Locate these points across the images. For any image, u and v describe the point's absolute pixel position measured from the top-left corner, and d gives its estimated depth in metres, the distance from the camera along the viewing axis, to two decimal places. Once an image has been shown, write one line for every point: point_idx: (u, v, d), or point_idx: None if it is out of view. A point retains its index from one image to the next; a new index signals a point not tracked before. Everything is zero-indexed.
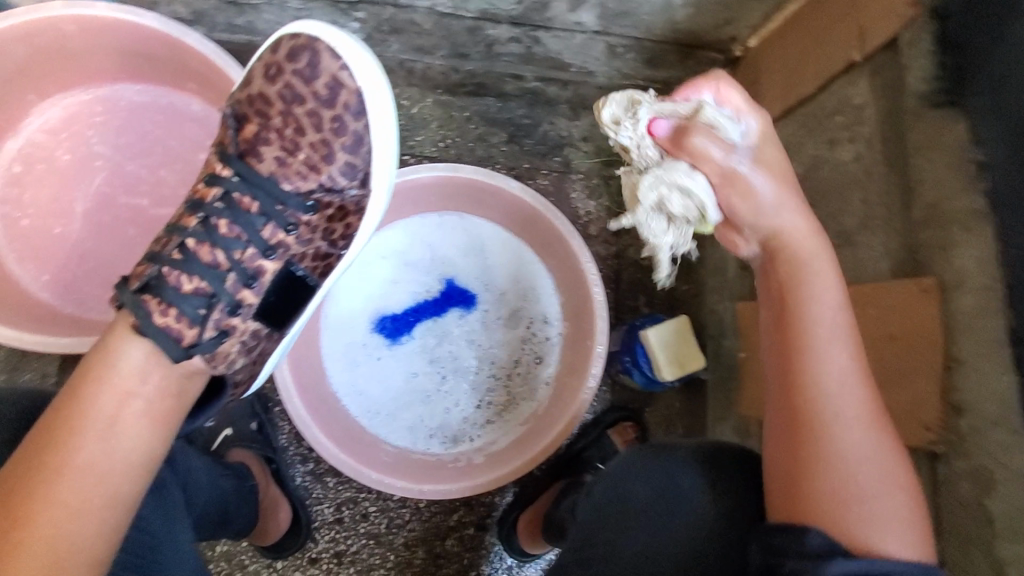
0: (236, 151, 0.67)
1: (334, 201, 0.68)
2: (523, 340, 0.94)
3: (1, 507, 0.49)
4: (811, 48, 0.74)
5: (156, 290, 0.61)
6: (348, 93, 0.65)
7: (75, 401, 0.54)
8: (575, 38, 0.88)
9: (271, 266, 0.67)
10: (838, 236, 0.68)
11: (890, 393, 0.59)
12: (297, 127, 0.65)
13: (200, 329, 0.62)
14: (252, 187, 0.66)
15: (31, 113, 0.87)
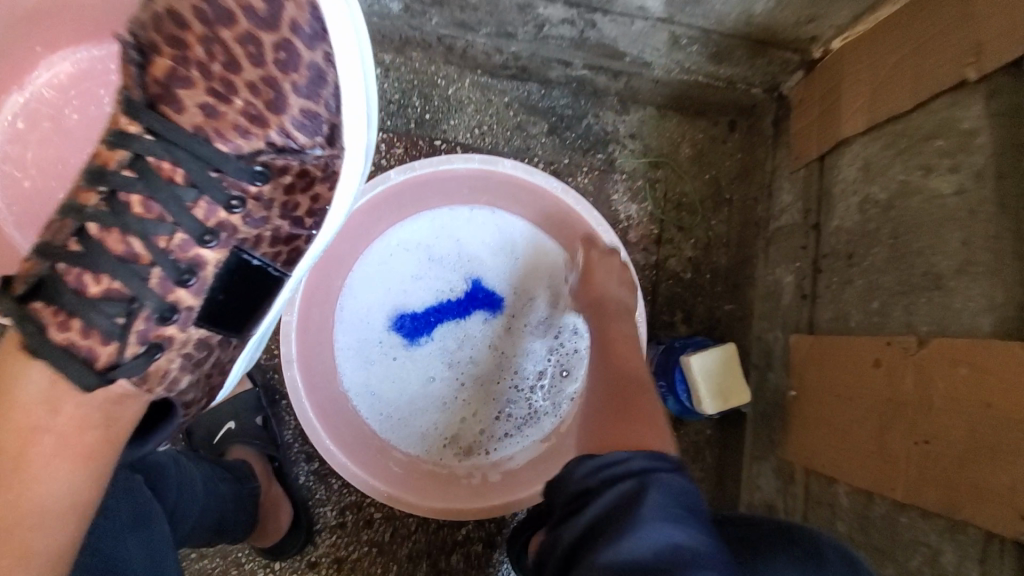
0: (144, 98, 0.54)
1: (291, 164, 0.58)
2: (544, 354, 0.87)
3: None
4: (913, 57, 0.64)
5: (51, 295, 0.54)
6: (295, 8, 0.52)
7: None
8: (636, 25, 0.78)
9: (211, 256, 0.58)
10: (928, 277, 0.59)
11: (986, 471, 0.50)
12: (230, 60, 0.53)
13: (120, 346, 0.56)
14: (169, 147, 0.55)
15: (39, 66, 0.79)
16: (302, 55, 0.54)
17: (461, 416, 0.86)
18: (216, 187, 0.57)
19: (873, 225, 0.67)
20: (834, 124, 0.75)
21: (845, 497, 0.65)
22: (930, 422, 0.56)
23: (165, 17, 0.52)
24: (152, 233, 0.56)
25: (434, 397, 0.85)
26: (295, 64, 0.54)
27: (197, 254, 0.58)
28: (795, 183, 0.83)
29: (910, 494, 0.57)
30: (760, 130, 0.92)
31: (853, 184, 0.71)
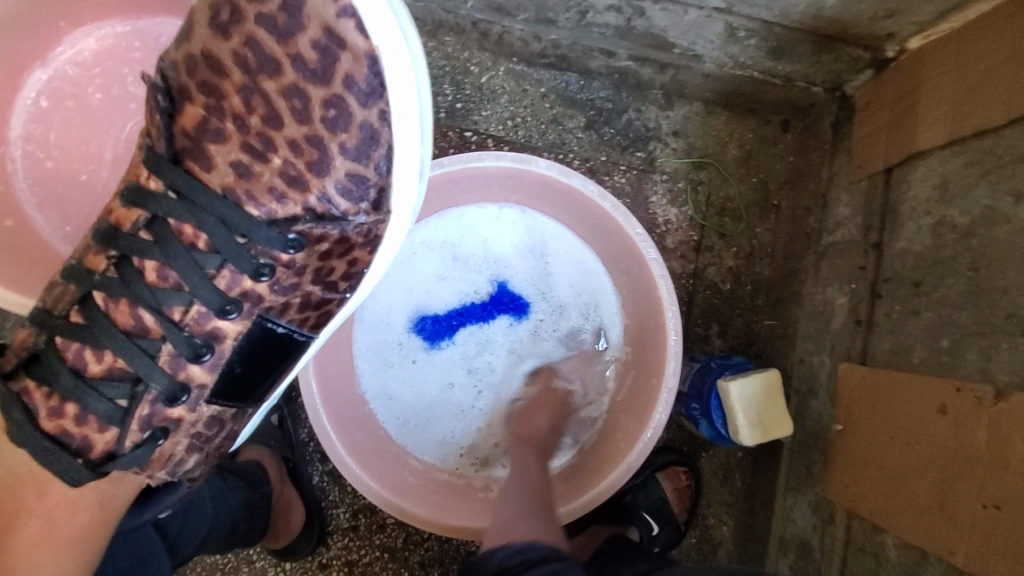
0: (170, 152, 0.52)
1: (330, 233, 0.54)
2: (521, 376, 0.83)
3: None
4: (1008, 64, 0.56)
5: (52, 375, 0.53)
6: (351, 59, 0.48)
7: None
8: (688, 14, 0.71)
9: (231, 329, 0.56)
10: (1012, 320, 0.52)
11: None
12: (271, 114, 0.50)
13: (118, 433, 0.54)
14: (193, 209, 0.52)
15: (64, 42, 0.77)
16: (353, 114, 0.50)
17: (478, 427, 0.82)
18: (243, 256, 0.54)
19: (947, 251, 0.60)
20: (907, 133, 0.67)
21: (894, 551, 0.59)
22: (1002, 483, 0.50)
23: (199, 59, 0.49)
24: (169, 304, 0.55)
25: (452, 404, 0.82)
26: (346, 123, 0.50)
27: (214, 328, 0.56)
28: (854, 195, 0.75)
29: (973, 560, 0.50)
30: (816, 132, 0.84)
31: (926, 203, 0.64)
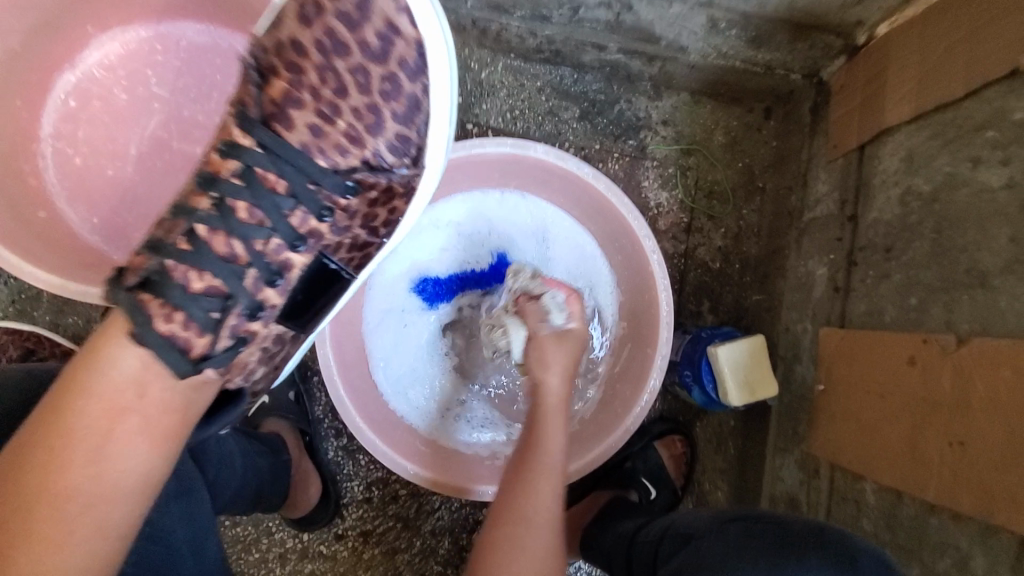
0: (259, 114, 0.55)
1: (380, 181, 0.59)
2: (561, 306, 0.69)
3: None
4: (965, 44, 0.61)
5: (158, 288, 0.51)
6: (405, 45, 0.56)
7: (39, 437, 0.46)
8: (674, 8, 0.76)
9: (300, 260, 0.58)
10: (972, 274, 0.57)
11: (1019, 472, 0.48)
12: (339, 86, 0.55)
13: (213, 339, 0.53)
14: (276, 160, 0.55)
15: (89, 46, 0.82)
16: (404, 86, 0.56)
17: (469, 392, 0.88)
18: (311, 197, 0.57)
19: (914, 217, 0.65)
20: (878, 112, 0.72)
21: (872, 495, 0.64)
22: (965, 422, 0.54)
23: (287, 45, 0.55)
24: (250, 236, 0.55)
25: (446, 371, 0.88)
26: (397, 93, 0.56)
27: (287, 258, 0.57)
28: (833, 172, 0.81)
29: (942, 495, 0.54)
30: (797, 117, 0.90)
31: (894, 175, 0.69)
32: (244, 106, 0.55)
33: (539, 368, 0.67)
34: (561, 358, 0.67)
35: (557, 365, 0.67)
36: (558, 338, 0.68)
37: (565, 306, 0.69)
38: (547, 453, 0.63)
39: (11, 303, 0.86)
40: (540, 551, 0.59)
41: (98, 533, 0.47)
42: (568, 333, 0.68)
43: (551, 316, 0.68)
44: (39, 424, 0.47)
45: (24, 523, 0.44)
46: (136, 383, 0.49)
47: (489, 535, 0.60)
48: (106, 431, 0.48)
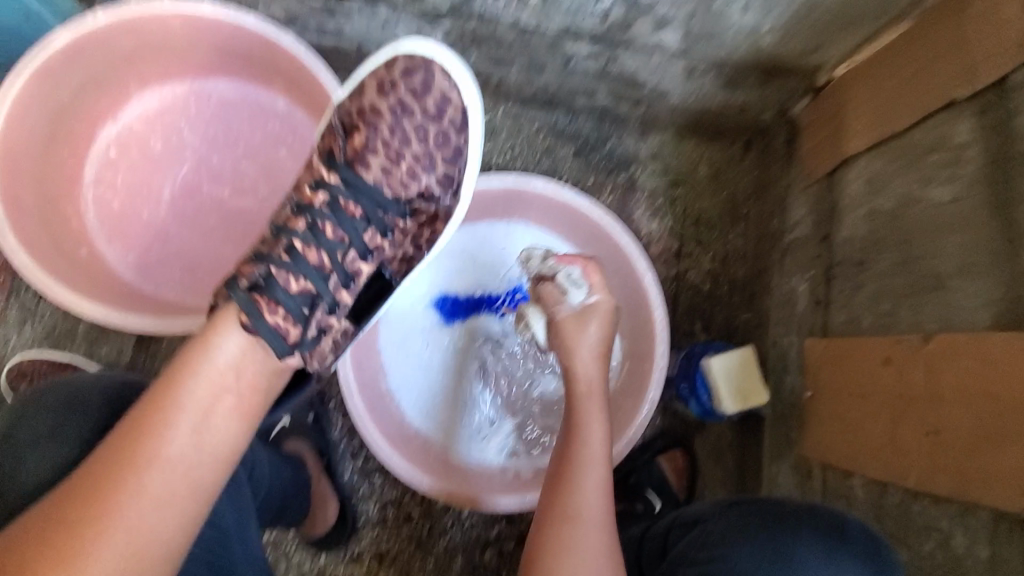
0: (343, 159, 0.66)
1: (429, 209, 0.70)
2: (578, 281, 0.72)
3: (97, 486, 0.47)
4: (909, 81, 0.70)
5: (268, 290, 0.59)
6: (455, 109, 0.67)
7: (154, 404, 0.51)
8: (654, 58, 0.86)
9: (368, 268, 0.67)
10: (931, 279, 0.63)
11: (984, 452, 0.53)
12: (403, 138, 0.66)
13: (304, 329, 0.60)
14: (355, 191, 0.65)
15: (131, 101, 0.91)
16: (452, 139, 0.67)
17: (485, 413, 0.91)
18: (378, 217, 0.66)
19: (879, 233, 0.72)
20: (841, 142, 0.81)
21: (861, 490, 0.68)
22: (937, 412, 0.58)
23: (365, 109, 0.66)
24: (333, 249, 0.64)
25: (463, 392, 0.92)
26: (446, 145, 0.67)
27: (359, 266, 0.66)
28: (806, 198, 0.89)
29: (922, 482, 0.58)
30: (773, 150, 0.99)
31: (859, 197, 0.77)
32: (332, 152, 0.66)
33: (569, 357, 0.70)
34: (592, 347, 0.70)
35: (589, 355, 0.70)
36: (581, 316, 0.71)
37: (580, 279, 0.71)
38: (588, 443, 0.64)
39: (47, 337, 0.91)
40: (595, 541, 0.58)
41: (190, 500, 0.50)
42: (591, 308, 0.71)
43: (569, 292, 0.71)
44: (156, 393, 0.52)
45: (131, 480, 0.48)
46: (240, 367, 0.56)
47: (544, 539, 0.59)
48: (211, 405, 0.53)
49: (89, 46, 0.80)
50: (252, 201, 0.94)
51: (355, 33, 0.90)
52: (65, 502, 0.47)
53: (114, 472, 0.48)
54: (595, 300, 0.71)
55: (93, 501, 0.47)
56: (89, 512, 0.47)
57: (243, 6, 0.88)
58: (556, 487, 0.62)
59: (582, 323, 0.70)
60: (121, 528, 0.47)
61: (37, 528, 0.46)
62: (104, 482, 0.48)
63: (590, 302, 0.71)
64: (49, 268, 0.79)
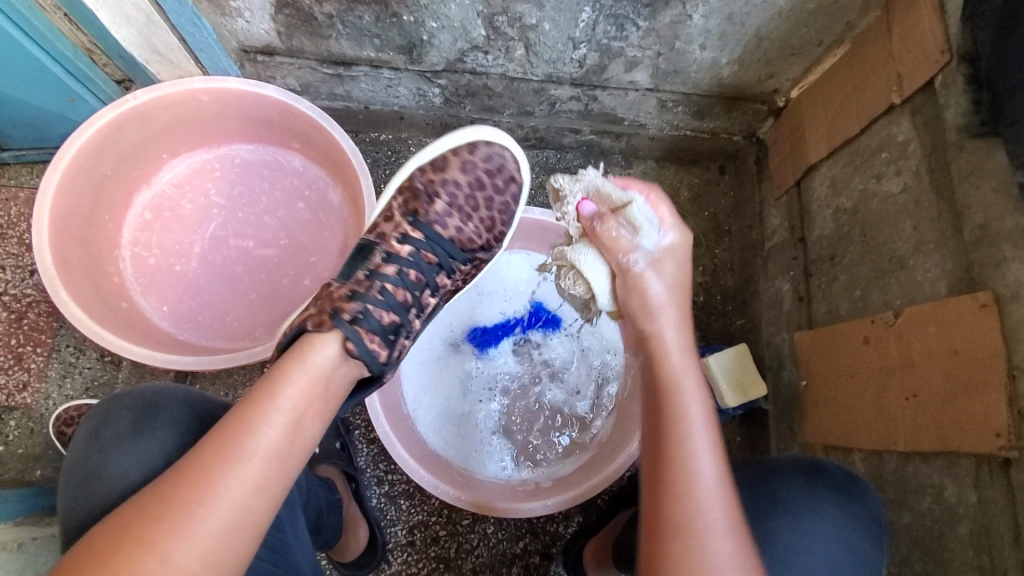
0: (423, 216, 0.75)
1: (484, 259, 0.80)
2: (651, 221, 0.65)
3: (200, 466, 0.54)
4: (853, 94, 0.80)
5: (368, 323, 0.65)
6: (515, 184, 0.79)
7: (249, 402, 0.58)
8: (630, 95, 0.97)
9: (434, 302, 0.76)
10: (894, 261, 0.71)
11: (957, 404, 0.59)
12: (472, 206, 0.77)
13: (390, 352, 0.68)
14: (433, 243, 0.74)
15: (163, 169, 1.01)
16: (512, 205, 0.79)
17: (490, 428, 0.96)
18: (446, 261, 0.75)
19: (845, 228, 0.80)
20: (804, 153, 0.90)
21: (861, 463, 0.73)
22: (912, 377, 0.65)
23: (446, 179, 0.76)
24: (411, 288, 0.72)
25: (470, 412, 0.96)
26: (506, 209, 0.79)
27: (429, 300, 0.74)
28: (781, 208, 0.97)
29: (910, 442, 0.65)
30: (747, 169, 1.08)
31: (825, 200, 0.85)
32: (415, 212, 0.75)
33: (651, 324, 0.65)
34: (676, 318, 0.65)
35: (671, 325, 0.65)
36: (657, 260, 0.66)
37: (654, 219, 0.65)
38: (692, 433, 0.60)
39: (86, 389, 0.98)
40: (717, 543, 0.55)
41: (270, 491, 0.56)
42: (666, 249, 0.66)
43: (641, 235, 0.65)
44: (253, 392, 0.59)
45: (223, 469, 0.54)
46: (327, 373, 0.61)
47: (660, 543, 0.56)
48: (297, 406, 0.58)
49: (126, 123, 0.90)
50: (275, 250, 1.03)
51: (362, 94, 1.01)
52: (170, 481, 0.54)
53: (210, 460, 0.54)
54: (667, 242, 0.66)
55: (191, 483, 0.53)
56: (187, 492, 0.53)
57: (262, 79, 0.99)
58: (661, 492, 0.58)
59: (656, 270, 0.66)
60: (212, 509, 0.53)
61: (145, 501, 0.53)
62: (200, 467, 0.54)
63: (665, 243, 0.66)
64: (97, 320, 0.86)
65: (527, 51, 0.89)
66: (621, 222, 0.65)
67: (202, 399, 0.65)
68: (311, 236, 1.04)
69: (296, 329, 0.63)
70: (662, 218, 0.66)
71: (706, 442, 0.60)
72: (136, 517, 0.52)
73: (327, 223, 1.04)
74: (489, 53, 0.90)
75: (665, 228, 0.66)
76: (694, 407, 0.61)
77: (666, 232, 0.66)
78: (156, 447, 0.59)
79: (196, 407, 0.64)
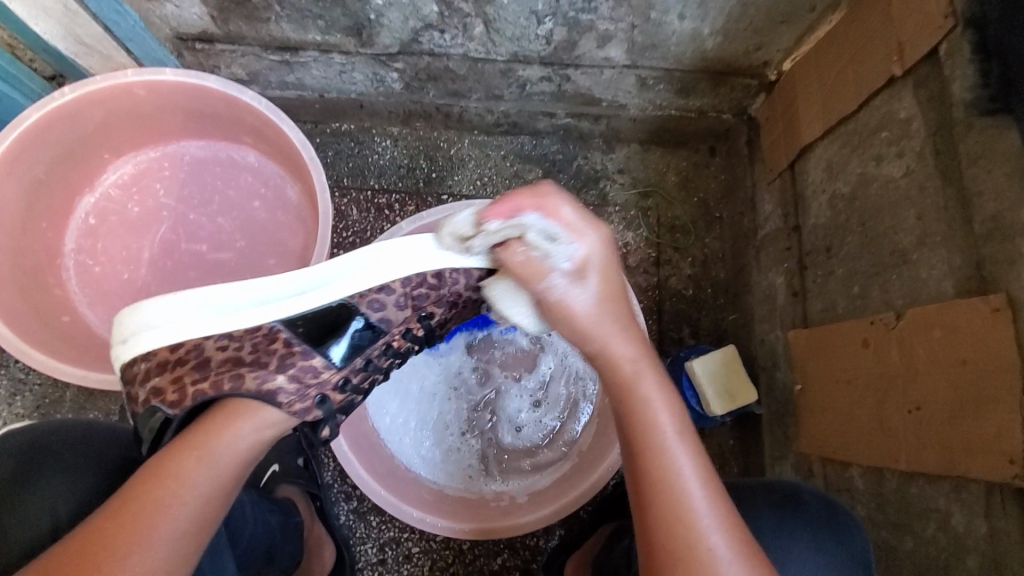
0: (430, 313, 0.66)
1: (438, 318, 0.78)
2: (552, 234, 0.55)
3: (113, 521, 0.50)
4: (850, 65, 0.71)
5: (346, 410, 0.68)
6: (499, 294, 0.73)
7: (163, 466, 0.53)
8: (605, 74, 0.88)
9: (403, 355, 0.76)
10: (896, 255, 0.63)
11: (966, 423, 0.52)
12: (465, 307, 0.69)
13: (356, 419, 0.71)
14: (427, 339, 0.69)
15: (106, 170, 0.94)
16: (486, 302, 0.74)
17: (459, 430, 0.90)
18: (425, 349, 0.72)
19: (843, 217, 0.72)
20: (797, 133, 0.81)
21: (860, 480, 0.67)
22: (917, 388, 0.58)
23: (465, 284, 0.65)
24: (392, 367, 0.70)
25: (439, 415, 0.90)
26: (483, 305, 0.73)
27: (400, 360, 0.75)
28: (773, 192, 0.89)
29: (912, 460, 0.58)
30: (738, 150, 0.99)
31: (821, 184, 0.77)
32: (429, 308, 0.66)
33: (592, 340, 0.57)
34: (618, 325, 0.57)
35: (616, 335, 0.57)
36: (577, 276, 0.56)
37: (557, 232, 0.54)
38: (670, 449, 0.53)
39: (37, 408, 0.92)
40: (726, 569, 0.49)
41: (181, 565, 0.52)
42: (583, 263, 0.56)
43: (550, 257, 0.55)
44: (166, 455, 0.54)
45: (128, 542, 0.50)
46: (255, 441, 0.58)
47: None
48: (218, 474, 0.55)
49: (56, 124, 0.83)
50: (230, 253, 0.96)
51: (315, 82, 0.93)
52: (57, 557, 0.49)
53: (112, 532, 0.50)
54: (587, 249, 0.56)
55: (84, 558, 0.49)
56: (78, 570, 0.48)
57: (204, 69, 0.92)
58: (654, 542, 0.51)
59: (580, 288, 0.56)
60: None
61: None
62: (105, 537, 0.50)
63: (584, 252, 0.56)
64: (28, 338, 0.80)
65: (487, 28, 0.80)
66: (524, 243, 0.56)
67: (103, 432, 0.63)
68: (269, 238, 0.96)
69: (258, 394, 0.59)
70: (567, 226, 0.55)
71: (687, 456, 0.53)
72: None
73: (286, 223, 0.97)
74: (446, 31, 0.81)
75: (570, 236, 0.55)
76: (672, 434, 0.54)
77: (573, 242, 0.55)
78: (47, 491, 0.57)
79: (96, 437, 0.62)
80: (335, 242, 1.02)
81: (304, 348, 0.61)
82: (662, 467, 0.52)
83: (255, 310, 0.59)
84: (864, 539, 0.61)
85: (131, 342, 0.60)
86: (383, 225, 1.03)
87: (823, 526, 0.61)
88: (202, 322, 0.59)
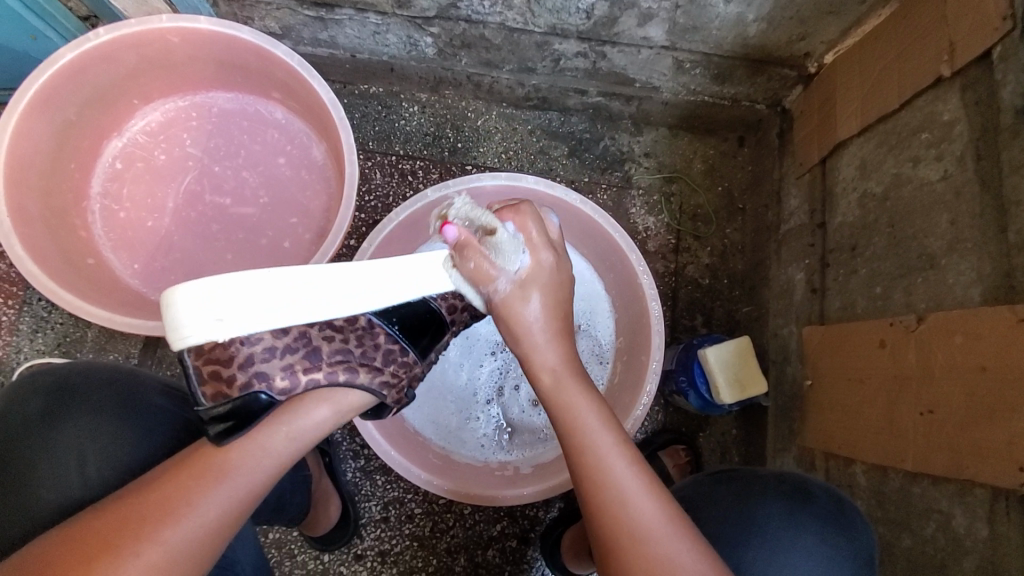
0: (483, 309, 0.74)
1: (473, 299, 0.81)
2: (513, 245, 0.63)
3: (186, 470, 0.54)
4: (896, 62, 0.70)
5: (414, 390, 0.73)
6: None
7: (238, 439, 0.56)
8: (642, 54, 0.87)
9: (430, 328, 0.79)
10: (923, 259, 0.63)
11: (982, 428, 0.53)
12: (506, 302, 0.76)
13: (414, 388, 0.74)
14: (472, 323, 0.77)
15: (135, 116, 0.95)
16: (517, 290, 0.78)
17: (485, 398, 0.92)
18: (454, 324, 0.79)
19: (871, 216, 0.72)
20: (832, 129, 0.81)
21: (862, 477, 0.68)
22: (931, 391, 0.58)
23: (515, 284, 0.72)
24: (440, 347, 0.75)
25: (469, 383, 0.92)
26: None
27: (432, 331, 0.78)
28: (802, 187, 0.88)
29: (918, 462, 0.59)
30: (767, 142, 0.98)
31: (852, 182, 0.76)
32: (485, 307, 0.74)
33: (526, 343, 0.64)
34: (551, 339, 0.64)
35: (549, 344, 0.64)
36: (520, 287, 0.64)
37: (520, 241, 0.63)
38: (598, 442, 0.58)
39: (58, 345, 0.93)
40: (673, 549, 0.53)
41: (234, 517, 0.55)
42: (528, 278, 0.64)
43: (505, 259, 0.62)
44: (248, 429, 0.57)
45: (196, 491, 0.53)
46: (334, 421, 0.61)
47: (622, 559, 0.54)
48: (296, 448, 0.59)
49: (89, 64, 0.82)
50: (252, 208, 0.96)
51: (349, 41, 0.92)
52: (138, 501, 0.52)
53: (189, 485, 0.53)
54: (540, 267, 0.65)
55: (164, 506, 0.52)
56: (159, 515, 0.51)
57: (239, 19, 0.91)
58: (617, 555, 0.54)
59: (523, 297, 0.64)
60: (178, 538, 0.51)
61: (108, 518, 0.51)
62: (172, 483, 0.53)
63: (527, 267, 0.64)
64: (55, 277, 0.81)
65: None
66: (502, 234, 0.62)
67: (128, 375, 0.65)
68: (291, 196, 0.96)
69: (364, 386, 0.61)
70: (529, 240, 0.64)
71: (614, 445, 0.58)
72: (94, 534, 0.50)
73: (309, 181, 0.97)
74: None
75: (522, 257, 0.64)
76: (597, 427, 0.59)
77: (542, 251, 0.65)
78: (75, 428, 0.59)
79: (125, 380, 0.64)
80: (357, 205, 1.02)
81: (402, 344, 0.65)
82: (603, 485, 0.56)
83: (365, 296, 0.56)
84: (869, 532, 0.63)
85: (224, 323, 0.51)
86: (405, 192, 1.02)
87: (821, 517, 0.63)
88: (315, 306, 0.54)
